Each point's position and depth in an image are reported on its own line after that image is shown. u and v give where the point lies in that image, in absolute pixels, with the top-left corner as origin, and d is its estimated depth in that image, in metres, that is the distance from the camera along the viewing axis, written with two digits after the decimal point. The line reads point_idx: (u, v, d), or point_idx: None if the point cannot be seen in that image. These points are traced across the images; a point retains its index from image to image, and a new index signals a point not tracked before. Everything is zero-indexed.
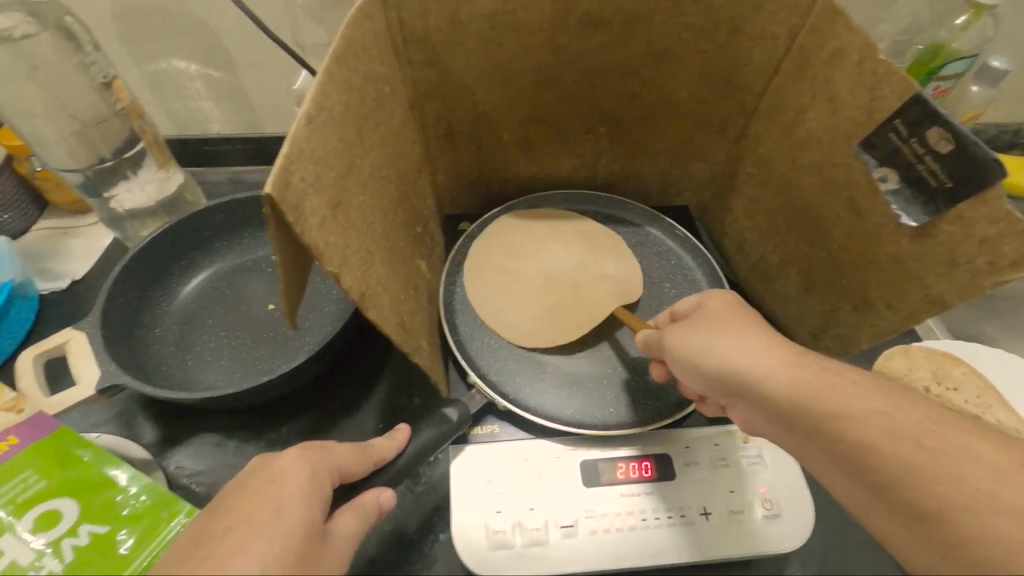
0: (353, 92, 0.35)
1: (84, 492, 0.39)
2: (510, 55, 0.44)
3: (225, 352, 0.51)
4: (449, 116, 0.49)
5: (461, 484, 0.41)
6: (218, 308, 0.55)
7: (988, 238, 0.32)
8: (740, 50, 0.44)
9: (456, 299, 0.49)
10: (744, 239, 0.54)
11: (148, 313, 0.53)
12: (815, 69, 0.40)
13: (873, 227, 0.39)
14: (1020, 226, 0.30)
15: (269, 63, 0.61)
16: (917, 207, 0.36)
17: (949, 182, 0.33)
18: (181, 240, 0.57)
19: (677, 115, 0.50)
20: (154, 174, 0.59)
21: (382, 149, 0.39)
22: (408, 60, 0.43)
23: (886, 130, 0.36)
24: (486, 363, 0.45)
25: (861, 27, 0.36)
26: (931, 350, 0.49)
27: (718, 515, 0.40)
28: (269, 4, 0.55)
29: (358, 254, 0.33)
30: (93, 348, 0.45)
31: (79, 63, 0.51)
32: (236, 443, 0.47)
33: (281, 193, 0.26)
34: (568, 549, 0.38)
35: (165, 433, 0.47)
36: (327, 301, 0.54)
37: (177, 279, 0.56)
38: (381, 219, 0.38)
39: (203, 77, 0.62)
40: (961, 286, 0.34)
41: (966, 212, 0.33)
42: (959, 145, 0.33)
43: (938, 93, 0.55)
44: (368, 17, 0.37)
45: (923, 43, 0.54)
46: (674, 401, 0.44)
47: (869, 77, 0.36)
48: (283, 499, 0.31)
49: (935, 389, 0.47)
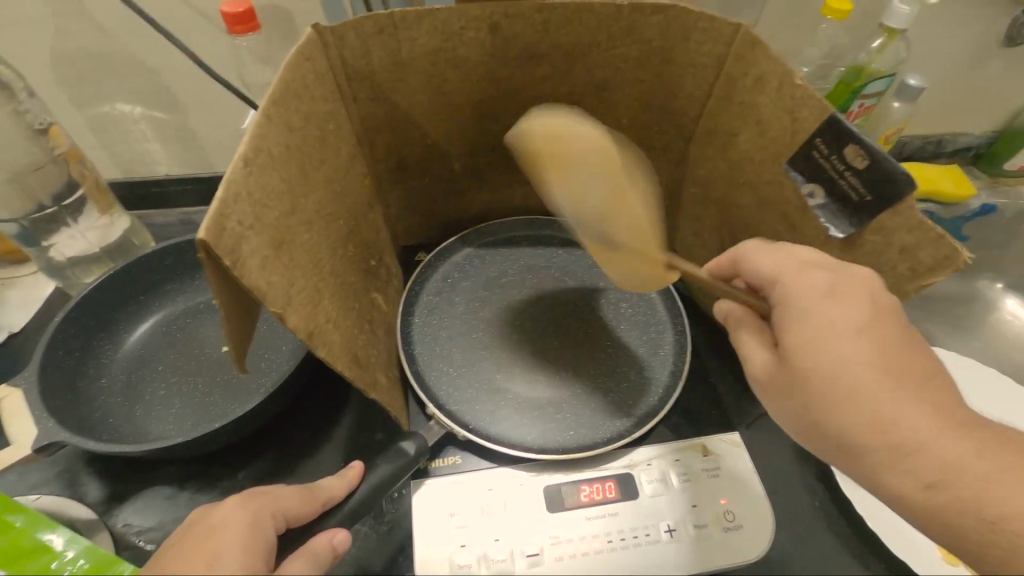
0: (295, 133, 0.35)
1: (15, 561, 0.37)
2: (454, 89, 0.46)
3: (175, 399, 0.49)
4: (397, 149, 0.49)
5: (424, 519, 0.40)
6: (168, 354, 0.53)
7: (907, 247, 0.34)
8: (673, 78, 0.46)
9: (413, 330, 0.49)
10: (694, 256, 0.56)
11: (92, 363, 0.51)
12: (742, 94, 0.43)
13: (807, 239, 0.41)
14: (933, 234, 0.33)
15: (216, 103, 0.61)
16: (843, 219, 0.38)
17: (868, 196, 0.36)
18: (127, 285, 0.55)
19: (621, 140, 0.52)
20: (97, 220, 0.57)
21: (328, 185, 0.40)
22: (352, 97, 0.43)
23: (809, 149, 0.38)
24: (446, 393, 0.45)
25: (778, 55, 0.39)
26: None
27: (682, 531, 0.40)
28: (213, 46, 0.55)
29: (304, 293, 0.33)
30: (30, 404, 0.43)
31: (13, 110, 0.50)
32: (188, 495, 0.45)
33: (215, 237, 0.26)
34: None
35: (111, 489, 0.45)
36: (283, 339, 0.53)
37: (123, 326, 0.54)
38: (329, 255, 0.38)
39: (148, 119, 0.61)
40: (888, 292, 0.36)
41: (886, 222, 0.35)
42: (873, 161, 0.35)
43: (862, 111, 0.59)
44: (306, 58, 0.37)
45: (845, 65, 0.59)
46: (634, 419, 0.44)
47: (789, 100, 0.39)
48: (222, 551, 0.30)
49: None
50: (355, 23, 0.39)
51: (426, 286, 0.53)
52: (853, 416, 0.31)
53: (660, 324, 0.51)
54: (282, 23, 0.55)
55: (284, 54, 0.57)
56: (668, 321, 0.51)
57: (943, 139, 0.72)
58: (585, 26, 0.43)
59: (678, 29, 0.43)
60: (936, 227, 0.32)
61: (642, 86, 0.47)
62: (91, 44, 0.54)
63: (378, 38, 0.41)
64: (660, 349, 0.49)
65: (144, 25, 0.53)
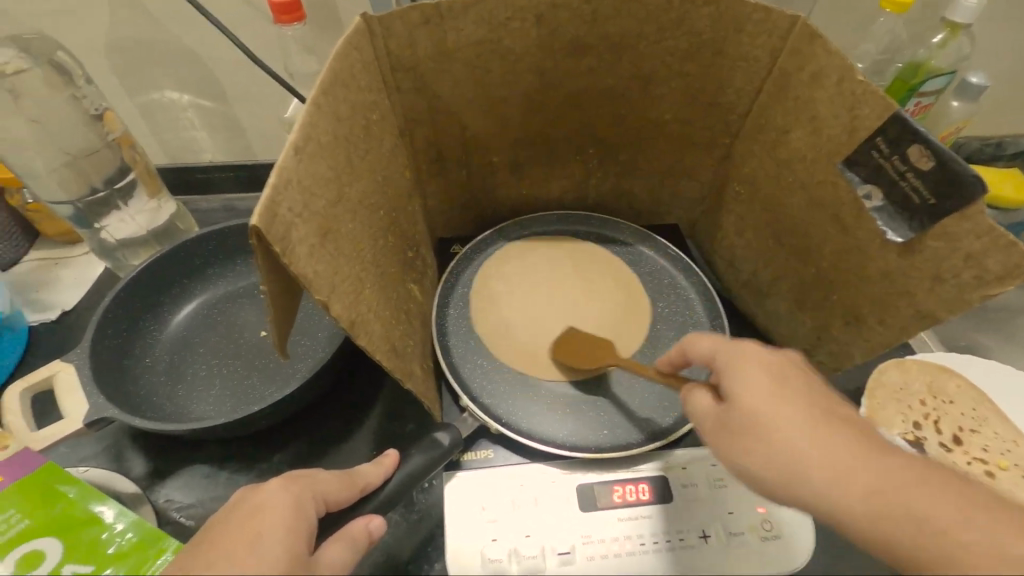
0: (342, 124, 0.35)
1: (67, 530, 0.38)
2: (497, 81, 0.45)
3: (215, 381, 0.51)
4: (437, 141, 0.49)
5: (456, 510, 0.40)
6: (209, 337, 0.55)
7: (973, 254, 0.33)
8: (722, 73, 0.45)
9: (448, 322, 0.49)
10: (735, 256, 0.54)
11: (138, 343, 0.53)
12: (796, 90, 0.41)
13: (861, 243, 0.40)
14: (1003, 241, 0.31)
15: (260, 92, 0.62)
16: (902, 223, 0.36)
17: (932, 198, 0.34)
18: (172, 268, 0.57)
19: (664, 135, 0.51)
20: (145, 204, 0.59)
21: (372, 177, 0.40)
22: (396, 87, 0.43)
23: (868, 148, 0.37)
24: (479, 386, 0.45)
25: (838, 49, 0.37)
26: (925, 363, 0.49)
27: (717, 537, 0.39)
28: (259, 36, 0.56)
29: (348, 284, 0.33)
30: (81, 380, 0.44)
31: (71, 96, 0.52)
32: (226, 474, 0.46)
33: (267, 223, 0.26)
34: None
35: (154, 465, 0.46)
36: (319, 326, 0.54)
37: (168, 308, 0.56)
38: (371, 245, 0.39)
39: (195, 107, 0.63)
40: (949, 301, 0.35)
41: (950, 227, 0.33)
42: (939, 161, 0.33)
43: (918, 110, 0.56)
44: (355, 48, 0.37)
45: (903, 61, 0.55)
46: (671, 421, 0.43)
47: (849, 96, 0.37)
48: (265, 532, 0.31)
49: (932, 403, 0.47)
50: (402, 13, 0.39)
51: (461, 278, 0.52)
52: (814, 489, 0.28)
53: (699, 326, 0.50)
54: (327, 14, 0.55)
55: (327, 44, 0.58)
56: (707, 322, 0.50)
57: (1004, 141, 0.66)
58: (634, 18, 0.42)
59: (731, 22, 0.41)
60: (1008, 234, 0.30)
61: (689, 81, 0.46)
62: (145, 33, 0.56)
63: (424, 29, 0.41)
64: None
65: (195, 15, 0.54)
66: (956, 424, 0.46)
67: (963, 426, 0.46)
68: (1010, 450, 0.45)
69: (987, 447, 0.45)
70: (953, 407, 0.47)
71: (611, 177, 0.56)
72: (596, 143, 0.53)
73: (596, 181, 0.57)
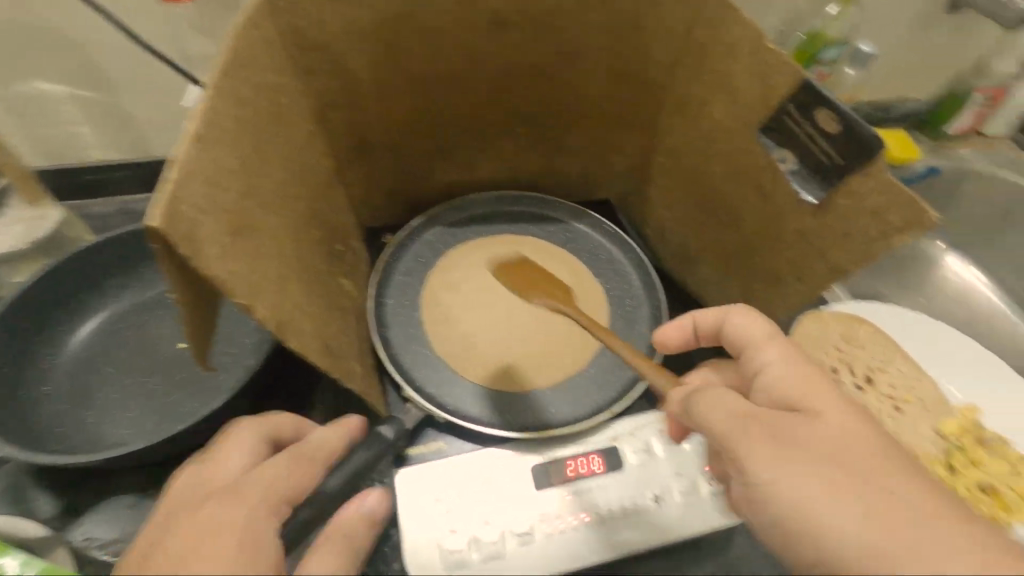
0: (245, 110, 0.33)
1: None
2: (416, 61, 0.44)
3: (130, 404, 0.46)
4: (358, 129, 0.47)
5: (410, 505, 0.39)
6: (117, 355, 0.49)
7: (878, 210, 0.35)
8: (642, 46, 0.45)
9: (386, 312, 0.49)
10: (665, 228, 0.56)
11: (32, 371, 0.47)
12: (713, 61, 0.42)
13: (780, 207, 0.42)
14: (904, 197, 0.33)
15: (153, 81, 0.55)
16: (813, 183, 0.39)
17: (840, 160, 0.37)
18: (64, 283, 0.50)
19: (590, 111, 0.50)
20: (25, 212, 0.52)
21: (283, 167, 0.37)
22: (310, 71, 0.41)
23: (782, 115, 0.39)
24: (423, 375, 0.45)
25: (750, 20, 0.38)
26: (840, 315, 0.52)
27: (670, 499, 0.40)
28: (145, 17, 0.50)
29: (273, 282, 0.31)
30: None
31: None
32: (152, 502, 0.42)
33: (168, 223, 0.24)
34: (526, 556, 0.38)
35: (66, 501, 0.42)
36: (245, 333, 0.50)
37: (63, 327, 0.50)
38: (291, 240, 0.36)
39: (75, 100, 0.56)
40: (857, 255, 0.37)
41: (858, 186, 0.36)
42: (845, 125, 0.36)
43: (818, 78, 0.59)
44: (255, 26, 0.35)
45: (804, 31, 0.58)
46: (613, 395, 0.46)
47: (761, 66, 0.39)
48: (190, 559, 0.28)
49: (844, 349, 0.50)
50: None
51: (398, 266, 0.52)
52: (785, 516, 0.28)
53: (636, 299, 0.51)
54: None
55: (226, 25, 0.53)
56: (643, 295, 0.52)
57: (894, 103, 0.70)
58: None
59: None
60: (908, 189, 0.33)
61: (614, 55, 0.46)
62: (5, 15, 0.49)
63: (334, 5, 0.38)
64: (634, 325, 0.50)
65: None
66: (866, 367, 0.50)
67: (872, 368, 0.50)
68: (913, 386, 0.49)
69: (893, 385, 0.49)
70: (860, 351, 0.50)
71: (538, 151, 0.54)
72: (521, 119, 0.50)
73: (524, 158, 0.55)
